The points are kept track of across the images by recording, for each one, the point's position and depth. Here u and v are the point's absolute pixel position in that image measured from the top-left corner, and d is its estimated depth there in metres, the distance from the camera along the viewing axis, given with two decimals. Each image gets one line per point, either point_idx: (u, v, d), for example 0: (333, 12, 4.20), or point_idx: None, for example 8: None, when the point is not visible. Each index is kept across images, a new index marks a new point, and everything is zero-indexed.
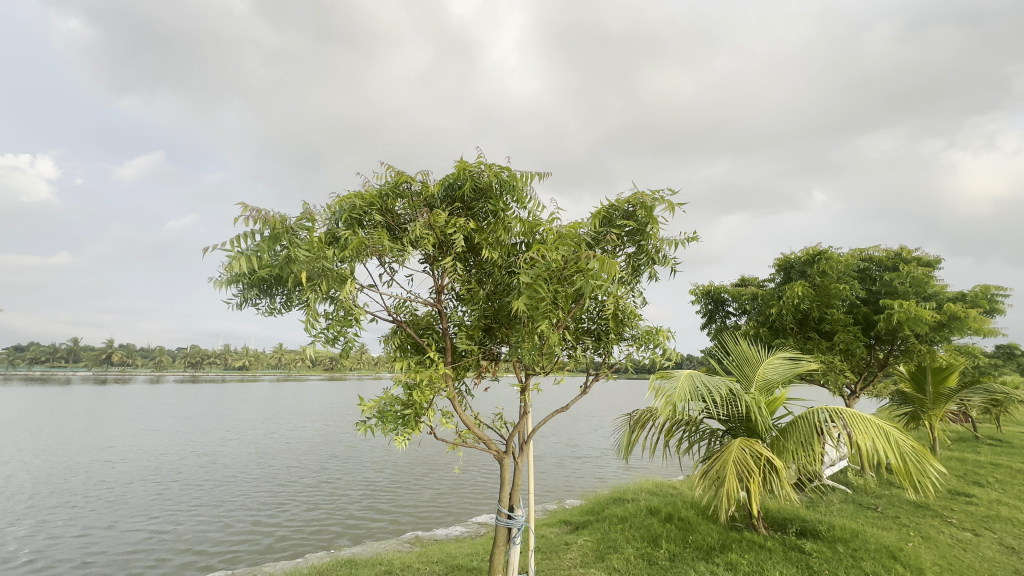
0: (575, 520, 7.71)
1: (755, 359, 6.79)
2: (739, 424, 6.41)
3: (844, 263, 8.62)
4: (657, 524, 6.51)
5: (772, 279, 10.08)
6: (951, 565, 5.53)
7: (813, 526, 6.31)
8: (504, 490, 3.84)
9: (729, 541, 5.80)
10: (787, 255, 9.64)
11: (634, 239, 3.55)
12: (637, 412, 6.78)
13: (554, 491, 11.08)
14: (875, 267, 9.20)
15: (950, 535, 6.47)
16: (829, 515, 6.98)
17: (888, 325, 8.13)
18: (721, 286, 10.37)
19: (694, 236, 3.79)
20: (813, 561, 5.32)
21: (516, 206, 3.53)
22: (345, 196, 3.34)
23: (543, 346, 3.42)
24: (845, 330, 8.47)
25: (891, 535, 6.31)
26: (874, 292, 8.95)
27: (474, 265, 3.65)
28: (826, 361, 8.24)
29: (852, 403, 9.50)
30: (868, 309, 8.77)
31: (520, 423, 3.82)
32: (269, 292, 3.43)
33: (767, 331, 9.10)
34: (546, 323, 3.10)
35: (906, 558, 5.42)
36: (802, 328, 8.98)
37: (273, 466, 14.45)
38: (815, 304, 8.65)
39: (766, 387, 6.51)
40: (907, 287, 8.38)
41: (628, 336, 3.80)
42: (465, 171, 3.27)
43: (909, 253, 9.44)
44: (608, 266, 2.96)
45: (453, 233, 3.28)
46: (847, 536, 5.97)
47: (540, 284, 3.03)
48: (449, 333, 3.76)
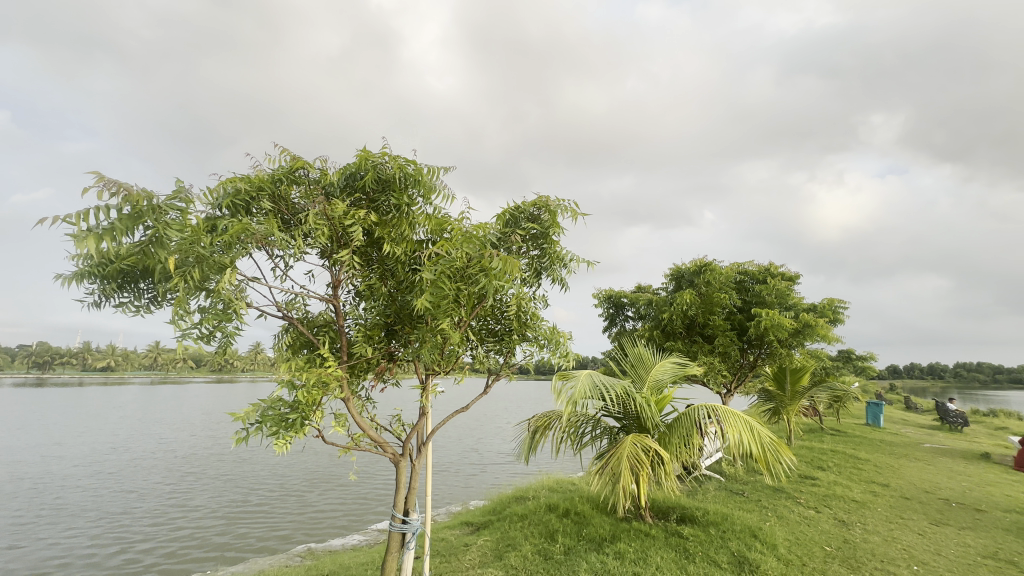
0: (476, 521, 7.72)
1: (646, 360, 7.33)
2: (632, 422, 6.87)
3: (725, 274, 9.61)
4: (554, 520, 6.73)
5: (666, 287, 10.95)
6: (798, 539, 6.42)
7: (691, 513, 6.96)
8: (400, 493, 3.70)
9: (619, 532, 6.17)
10: (679, 265, 10.53)
11: (538, 242, 3.57)
12: (536, 418, 7.05)
13: (456, 493, 11.01)
14: (749, 279, 10.34)
15: (798, 513, 7.52)
16: (705, 502, 7.76)
17: (757, 331, 9.21)
18: (621, 290, 11.05)
19: (596, 248, 3.95)
20: (689, 544, 5.86)
21: (423, 202, 3.45)
22: (230, 178, 3.02)
23: (445, 346, 3.36)
24: (724, 335, 9.47)
25: (753, 516, 7.16)
26: (748, 302, 10.05)
27: (377, 260, 3.49)
28: (707, 363, 9.16)
29: (728, 400, 10.63)
30: (743, 316, 9.87)
31: (420, 422, 3.71)
32: (133, 284, 2.99)
33: (660, 334, 9.88)
34: (448, 321, 3.04)
35: (763, 535, 6.20)
36: (688, 333, 9.88)
37: (134, 484, 12.64)
38: (700, 310, 9.55)
39: (656, 386, 7.06)
40: (774, 298, 9.55)
41: (532, 338, 3.85)
42: (367, 161, 3.12)
43: (776, 269, 10.77)
44: (511, 265, 2.96)
45: (352, 225, 3.12)
46: (718, 519, 6.67)
47: (442, 280, 2.95)
48: (346, 331, 3.55)
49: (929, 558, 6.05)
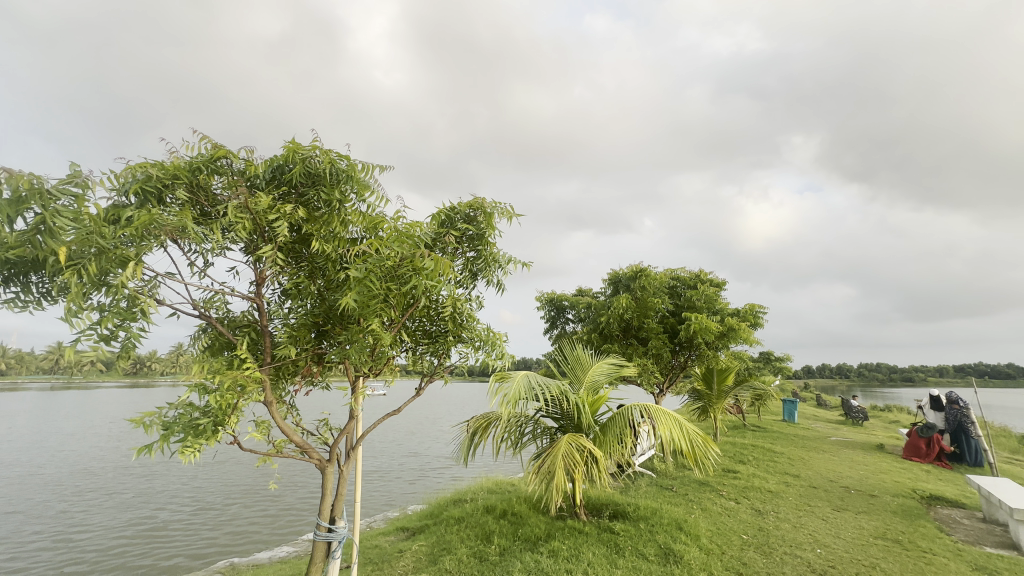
0: (411, 526, 7.57)
1: (584, 361, 7.53)
2: (568, 422, 7.03)
3: (659, 280, 10.09)
4: (491, 522, 6.74)
5: (604, 291, 11.31)
6: (719, 529, 6.85)
7: (623, 509, 7.22)
8: (325, 501, 3.55)
9: (553, 530, 6.29)
10: (616, 270, 10.93)
11: (473, 244, 3.56)
12: (475, 420, 7.03)
13: (393, 499, 10.75)
14: (681, 285, 10.90)
15: (720, 505, 8.02)
16: (637, 498, 8.08)
17: (687, 334, 9.75)
18: (562, 294, 11.30)
19: (532, 251, 4.01)
20: (620, 539, 6.08)
21: (356, 198, 3.36)
22: (139, 164, 2.77)
23: (375, 348, 3.27)
24: (657, 337, 9.94)
25: (680, 510, 7.55)
26: (679, 306, 10.60)
27: (305, 257, 3.34)
28: (641, 364, 9.56)
29: (660, 400, 11.14)
30: (674, 319, 10.39)
31: (349, 426, 3.58)
32: (18, 278, 2.67)
33: (598, 336, 10.20)
34: (377, 321, 2.96)
35: (688, 527, 6.56)
36: (624, 335, 10.27)
37: (23, 504, 11.25)
38: (636, 314, 9.96)
39: (593, 387, 7.28)
40: (702, 303, 10.14)
41: (467, 339, 3.85)
42: (296, 153, 2.99)
43: (705, 275, 11.44)
44: (443, 265, 2.94)
45: (277, 220, 2.97)
46: (647, 514, 6.97)
47: (372, 280, 2.87)
48: (270, 332, 3.37)
49: (830, 541, 6.66)
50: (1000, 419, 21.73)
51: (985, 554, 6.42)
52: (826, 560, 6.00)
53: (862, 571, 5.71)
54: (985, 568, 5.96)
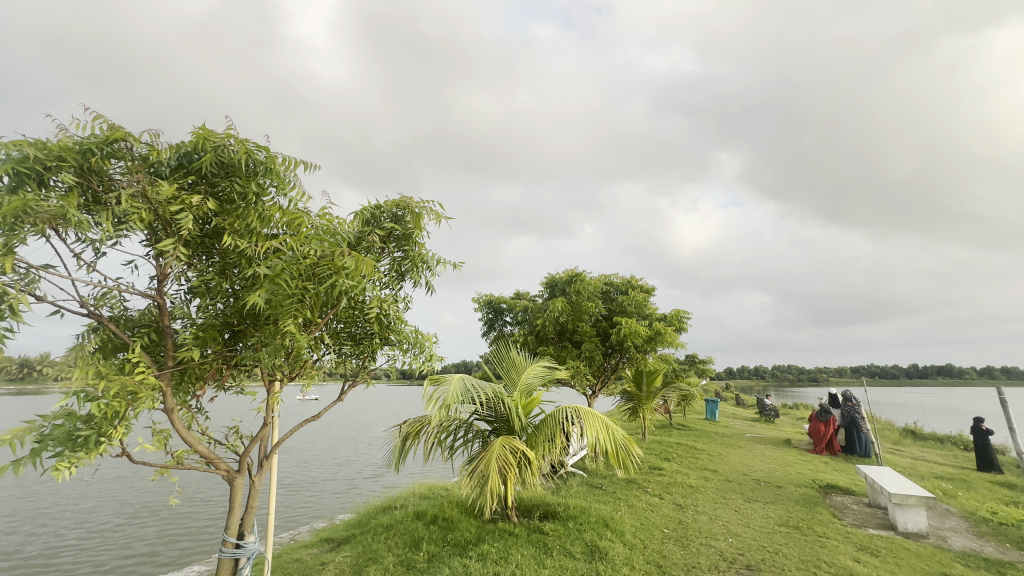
0: (337, 537, 7.25)
1: (518, 364, 7.59)
2: (502, 424, 7.07)
3: (593, 285, 10.42)
4: (421, 528, 6.61)
5: (541, 294, 11.51)
6: (642, 524, 7.16)
7: (553, 509, 7.37)
8: (233, 515, 3.31)
9: (484, 534, 6.28)
10: (553, 275, 11.15)
11: (400, 244, 3.48)
12: (408, 423, 6.87)
13: (320, 509, 10.26)
14: (613, 290, 11.31)
15: (645, 501, 8.40)
16: (567, 497, 8.27)
17: (618, 337, 10.13)
18: (500, 296, 11.36)
19: (460, 254, 3.99)
20: (548, 539, 6.19)
21: (276, 192, 3.18)
22: (14, 142, 2.45)
23: (291, 350, 3.10)
24: (590, 340, 10.24)
25: (607, 507, 7.82)
26: (612, 311, 11.00)
27: (216, 253, 3.11)
28: (574, 367, 9.81)
29: (593, 401, 11.49)
30: (607, 323, 10.76)
31: (262, 434, 3.37)
32: None
33: (534, 339, 10.35)
34: (292, 322, 2.81)
35: (613, 524, 6.81)
36: (559, 338, 10.50)
37: None
38: (570, 317, 10.22)
39: (527, 390, 7.36)
40: (633, 308, 10.60)
41: (393, 342, 3.76)
42: (207, 141, 2.78)
43: (636, 281, 11.96)
44: (365, 265, 2.85)
45: (182, 212, 2.74)
46: (576, 513, 7.16)
47: (286, 278, 2.72)
48: (173, 332, 3.10)
49: (741, 530, 7.18)
50: (886, 415, 24.55)
51: (869, 536, 7.20)
52: (736, 548, 6.44)
53: (767, 557, 6.20)
54: (867, 548, 6.69)
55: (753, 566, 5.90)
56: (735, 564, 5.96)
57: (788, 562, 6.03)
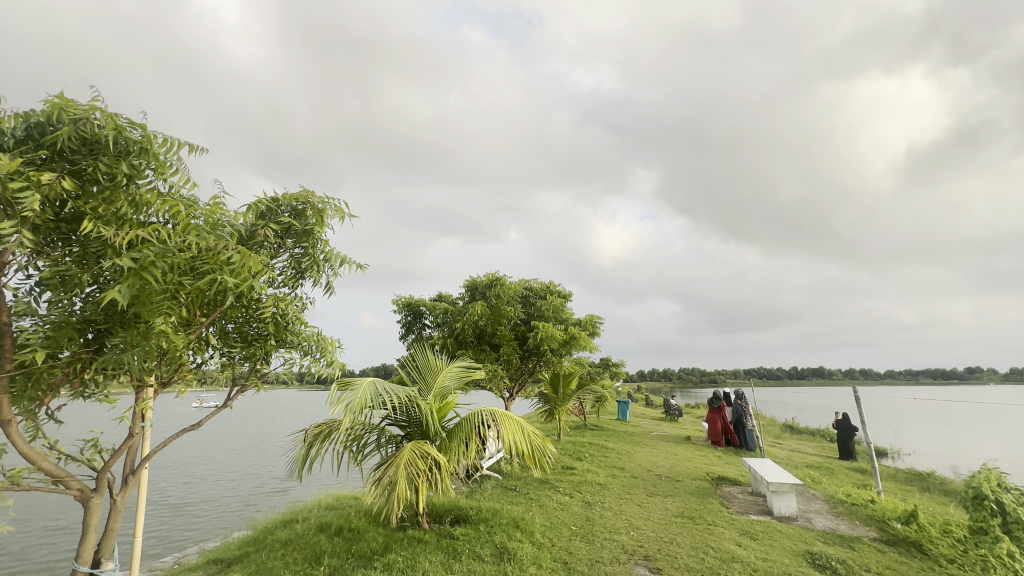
0: (227, 557, 6.63)
1: (435, 366, 7.47)
2: (415, 429, 6.91)
3: (513, 289, 10.58)
4: (323, 541, 6.26)
5: (462, 297, 11.47)
6: (551, 523, 7.35)
7: (465, 513, 7.32)
8: (87, 541, 2.89)
9: (391, 543, 6.09)
10: (474, 278, 11.16)
11: (300, 241, 3.30)
12: (315, 428, 6.47)
13: (210, 529, 9.32)
14: (532, 295, 11.56)
15: (556, 500, 8.65)
16: (480, 500, 8.27)
17: (535, 341, 10.36)
18: (420, 298, 11.15)
19: (365, 253, 3.87)
20: (458, 544, 6.14)
21: (154, 176, 2.86)
22: None
23: (165, 352, 2.79)
24: (508, 344, 10.36)
25: (519, 508, 7.94)
26: (530, 315, 11.22)
27: (76, 240, 2.72)
28: (492, 370, 9.87)
29: (510, 404, 11.63)
30: (525, 327, 10.96)
31: (128, 446, 2.99)
32: None
33: (453, 342, 10.27)
34: (165, 321, 2.54)
35: (524, 525, 6.93)
36: (478, 342, 10.52)
37: None
38: (490, 321, 10.29)
39: (442, 393, 7.26)
40: (551, 313, 10.90)
41: (291, 344, 3.54)
42: (65, 111, 2.43)
43: (555, 287, 12.32)
44: (253, 261, 2.64)
45: (29, 191, 2.36)
46: (487, 516, 7.17)
47: (158, 271, 2.46)
48: (14, 331, 2.65)
49: (641, 524, 7.63)
50: (770, 412, 27.49)
51: (749, 521, 7.99)
52: (636, 541, 6.83)
53: (662, 547, 6.64)
54: (748, 532, 7.42)
55: (650, 557, 6.28)
56: (634, 555, 6.31)
57: (681, 551, 6.50)
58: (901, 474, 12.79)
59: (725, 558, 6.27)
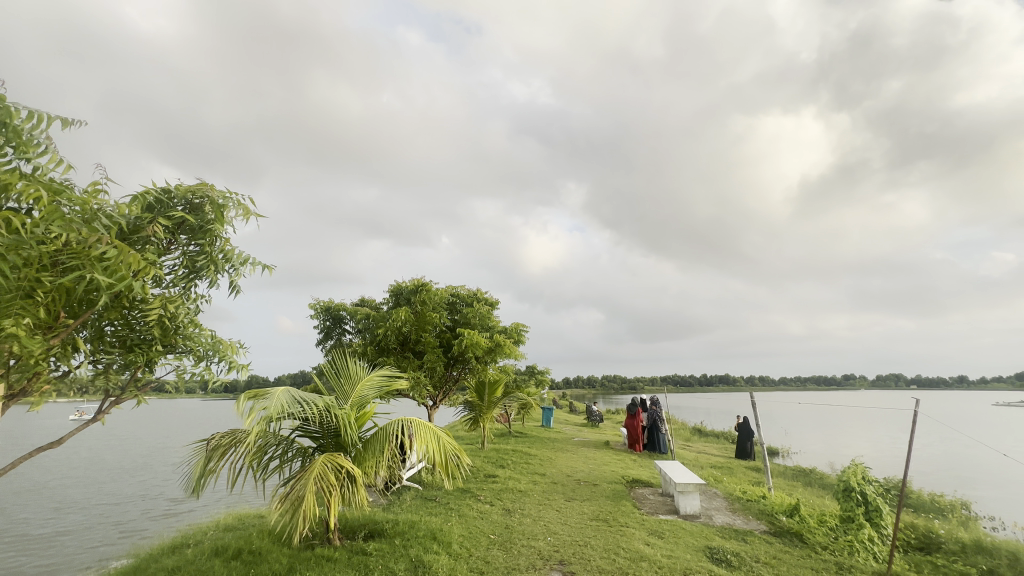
0: None
1: (354, 373, 7.13)
2: (329, 440, 6.54)
3: (439, 295, 10.46)
4: (218, 566, 5.72)
5: (386, 302, 11.13)
6: (470, 533, 7.28)
7: (380, 527, 7.04)
8: None
9: (296, 563, 5.69)
10: (399, 283, 10.90)
11: (196, 237, 3.03)
12: (216, 439, 5.88)
13: (80, 560, 8.18)
14: (459, 301, 11.49)
15: (476, 509, 8.59)
16: (397, 513, 8.00)
17: (460, 348, 10.28)
18: (340, 303, 10.67)
19: (266, 255, 3.68)
20: (370, 560, 5.88)
21: (14, 155, 2.50)
22: None
23: (15, 358, 2.41)
24: (432, 351, 10.17)
25: (437, 519, 7.78)
26: (456, 322, 11.13)
27: None
28: (414, 378, 9.64)
29: (433, 412, 11.43)
30: (451, 334, 10.85)
31: None
32: None
33: (374, 349, 9.92)
34: (16, 323, 2.21)
35: (441, 536, 6.81)
36: (401, 349, 10.24)
37: None
38: (414, 327, 10.06)
39: (360, 402, 6.95)
40: (477, 320, 10.89)
41: (182, 349, 3.22)
42: None
43: (482, 294, 12.33)
44: (134, 257, 2.38)
45: None
46: (404, 529, 6.96)
47: (8, 264, 2.13)
48: None
49: (559, 528, 7.80)
50: (682, 417, 29.42)
51: (658, 521, 8.47)
52: (553, 546, 6.97)
53: (577, 550, 6.83)
54: (657, 532, 7.85)
55: (565, 561, 6.44)
56: (550, 560, 6.43)
57: (593, 553, 6.72)
58: (788, 471, 14.23)
59: (635, 558, 6.57)
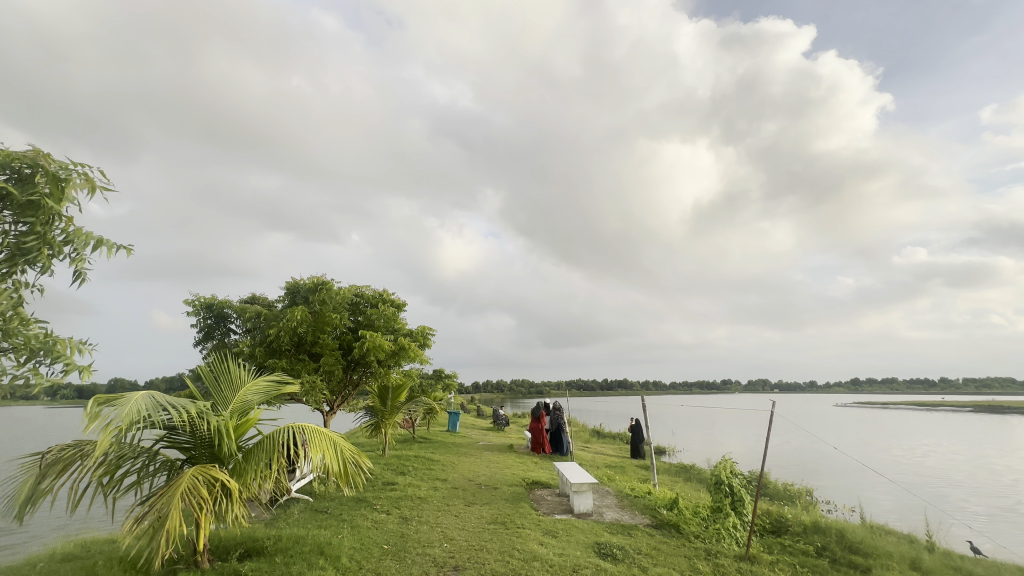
0: None
1: (236, 376, 6.46)
2: (202, 451, 5.85)
3: (340, 295, 9.94)
4: None
5: (280, 300, 10.33)
6: (361, 544, 6.95)
7: (259, 545, 6.44)
8: None
9: None
10: (296, 280, 10.20)
11: (27, 216, 2.61)
12: (54, 452, 4.98)
13: None
14: (363, 302, 11.01)
15: (371, 519, 8.23)
16: (281, 528, 7.39)
17: (361, 351, 9.82)
18: (226, 299, 9.71)
19: (120, 245, 3.24)
20: None
21: None
22: None
23: None
24: (330, 354, 9.59)
25: (327, 532, 7.32)
26: (358, 323, 10.64)
27: None
28: (308, 382, 9.01)
29: (329, 418, 10.77)
30: (352, 336, 10.32)
31: None
32: None
33: (263, 351, 9.14)
34: None
35: (329, 550, 6.42)
36: (296, 350, 9.53)
37: None
38: (311, 328, 9.44)
39: (242, 409, 6.32)
40: (381, 322, 10.51)
41: (2, 347, 2.70)
42: None
43: (388, 295, 11.93)
44: None
45: None
46: (287, 545, 6.45)
47: None
48: None
49: (456, 534, 7.74)
50: (583, 419, 30.87)
51: (553, 521, 8.75)
52: (448, 552, 6.90)
53: (472, 555, 6.83)
54: (551, 532, 8.11)
55: (459, 566, 6.40)
56: (444, 567, 6.35)
57: (488, 556, 6.77)
58: (672, 468, 15.52)
59: (527, 558, 6.72)
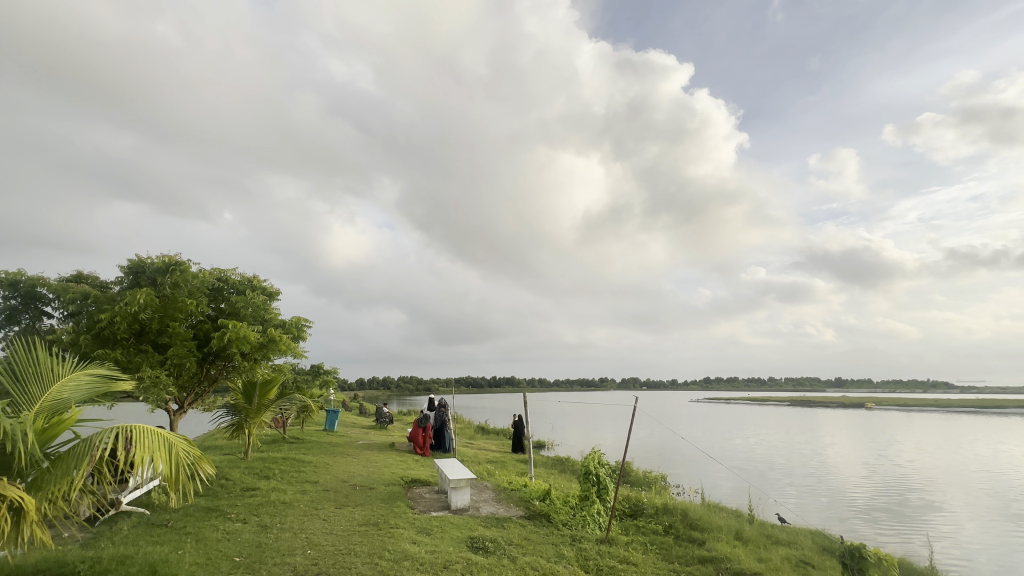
0: None
1: (48, 367, 5.32)
2: None
3: (198, 279, 8.78)
4: None
5: (118, 281, 8.80)
6: (207, 559, 6.19)
7: (69, 570, 5.38)
8: None
9: None
10: (141, 258, 8.78)
11: None
12: None
13: None
14: (226, 288, 9.84)
15: (222, 529, 7.37)
16: (103, 548, 6.27)
17: (220, 343, 8.74)
18: (42, 276, 8.01)
19: None
20: None
21: None
22: None
23: None
24: (181, 345, 8.38)
25: (164, 549, 6.38)
26: (219, 312, 9.49)
27: None
28: (151, 377, 7.77)
29: (177, 419, 9.41)
30: (210, 326, 9.16)
31: None
32: None
33: (91, 340, 7.69)
34: None
35: (165, 569, 5.61)
36: (136, 340, 8.18)
37: None
38: (158, 315, 8.17)
39: (53, 409, 5.23)
40: (248, 311, 9.49)
41: None
42: None
43: (258, 282, 10.83)
44: None
45: None
46: (108, 567, 5.49)
47: None
48: None
49: (321, 539, 7.27)
50: (469, 416, 31.14)
51: (428, 519, 8.67)
52: (311, 560, 6.44)
53: (338, 560, 6.48)
54: (425, 529, 8.02)
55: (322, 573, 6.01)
56: None
57: (355, 560, 6.46)
58: (549, 461, 16.34)
59: (398, 558, 6.58)
